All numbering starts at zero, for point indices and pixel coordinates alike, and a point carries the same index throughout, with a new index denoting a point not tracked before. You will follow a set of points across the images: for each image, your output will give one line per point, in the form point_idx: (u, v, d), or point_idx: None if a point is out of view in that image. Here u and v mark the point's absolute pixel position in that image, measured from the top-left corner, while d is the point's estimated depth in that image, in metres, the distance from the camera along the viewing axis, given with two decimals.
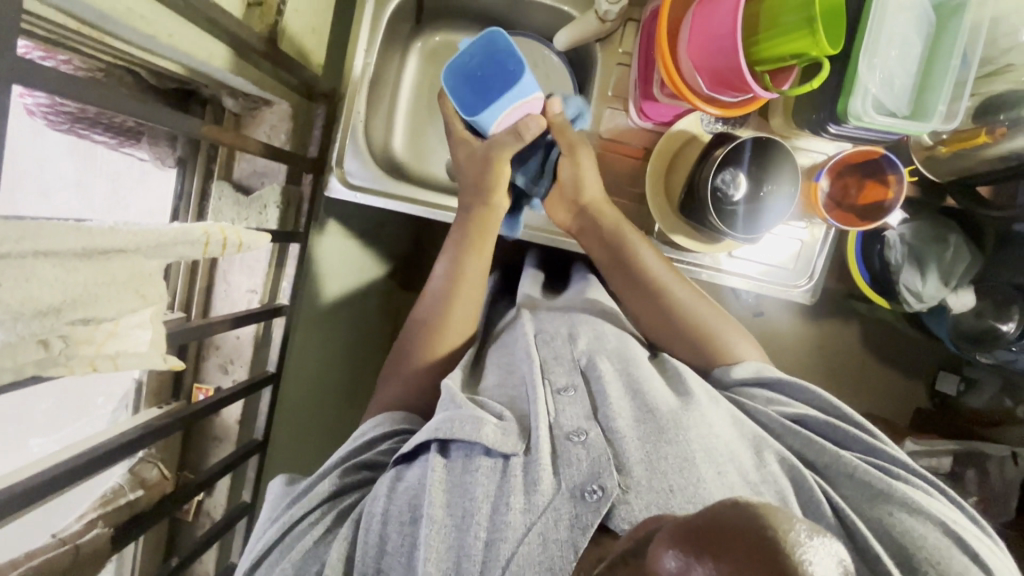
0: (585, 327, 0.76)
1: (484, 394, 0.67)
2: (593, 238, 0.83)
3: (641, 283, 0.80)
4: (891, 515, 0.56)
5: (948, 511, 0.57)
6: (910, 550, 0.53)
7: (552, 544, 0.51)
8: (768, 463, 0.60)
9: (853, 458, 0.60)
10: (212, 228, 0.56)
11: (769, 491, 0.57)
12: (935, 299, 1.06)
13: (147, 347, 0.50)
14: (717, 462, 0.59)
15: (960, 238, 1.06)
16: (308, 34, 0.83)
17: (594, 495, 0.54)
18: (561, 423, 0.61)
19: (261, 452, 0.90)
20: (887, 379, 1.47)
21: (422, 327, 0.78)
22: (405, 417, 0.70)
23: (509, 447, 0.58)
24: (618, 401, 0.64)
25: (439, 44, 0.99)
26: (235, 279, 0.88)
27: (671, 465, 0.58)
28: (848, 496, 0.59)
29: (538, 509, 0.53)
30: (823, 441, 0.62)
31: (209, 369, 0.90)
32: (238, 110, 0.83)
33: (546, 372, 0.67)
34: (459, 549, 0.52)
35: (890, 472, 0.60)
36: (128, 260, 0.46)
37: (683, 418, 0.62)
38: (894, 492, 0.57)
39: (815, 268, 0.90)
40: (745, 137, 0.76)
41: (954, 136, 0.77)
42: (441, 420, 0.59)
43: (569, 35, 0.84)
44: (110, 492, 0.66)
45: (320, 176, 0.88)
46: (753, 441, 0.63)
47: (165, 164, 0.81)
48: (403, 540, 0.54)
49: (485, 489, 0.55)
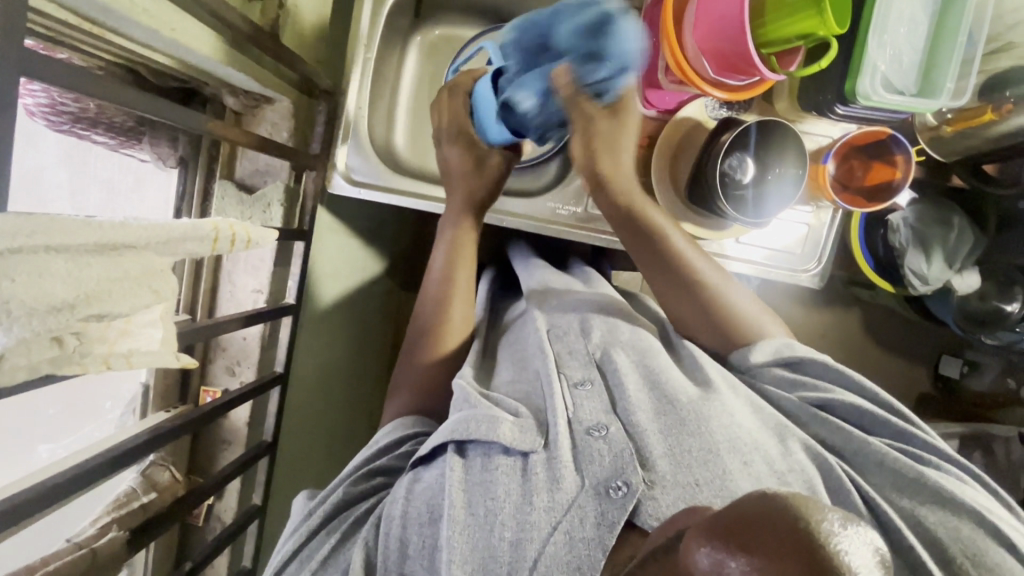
0: (597, 321, 0.75)
1: (496, 392, 0.66)
2: (622, 223, 0.79)
3: (671, 273, 0.77)
4: (925, 505, 0.56)
5: (985, 501, 0.57)
6: (943, 541, 0.53)
7: (579, 542, 0.50)
8: (794, 452, 0.60)
9: (880, 444, 0.61)
10: (221, 224, 0.55)
11: (797, 480, 0.57)
12: (940, 282, 1.07)
13: (160, 345, 0.49)
14: (741, 452, 0.58)
15: (964, 220, 1.06)
16: (306, 30, 0.82)
17: (620, 492, 0.53)
18: (580, 417, 0.61)
19: (271, 454, 0.89)
20: (891, 364, 1.48)
21: (425, 328, 0.78)
22: (417, 422, 0.70)
23: (527, 444, 0.58)
24: (636, 394, 0.64)
25: (439, 38, 0.99)
26: (240, 279, 0.87)
27: (696, 458, 0.57)
28: (878, 484, 0.59)
29: (562, 507, 0.53)
30: (849, 426, 0.63)
31: (215, 371, 0.88)
32: (238, 107, 0.82)
33: (561, 367, 0.67)
34: (484, 550, 0.50)
35: (920, 459, 0.60)
36: (138, 255, 0.45)
37: (705, 410, 0.62)
38: (925, 479, 0.57)
39: (823, 252, 0.90)
40: (750, 121, 0.75)
41: (958, 115, 0.77)
42: (458, 420, 0.59)
43: None
44: (122, 495, 0.64)
45: (323, 173, 0.88)
46: (776, 430, 0.63)
47: (166, 164, 0.80)
48: (424, 543, 0.53)
49: (506, 488, 0.55)
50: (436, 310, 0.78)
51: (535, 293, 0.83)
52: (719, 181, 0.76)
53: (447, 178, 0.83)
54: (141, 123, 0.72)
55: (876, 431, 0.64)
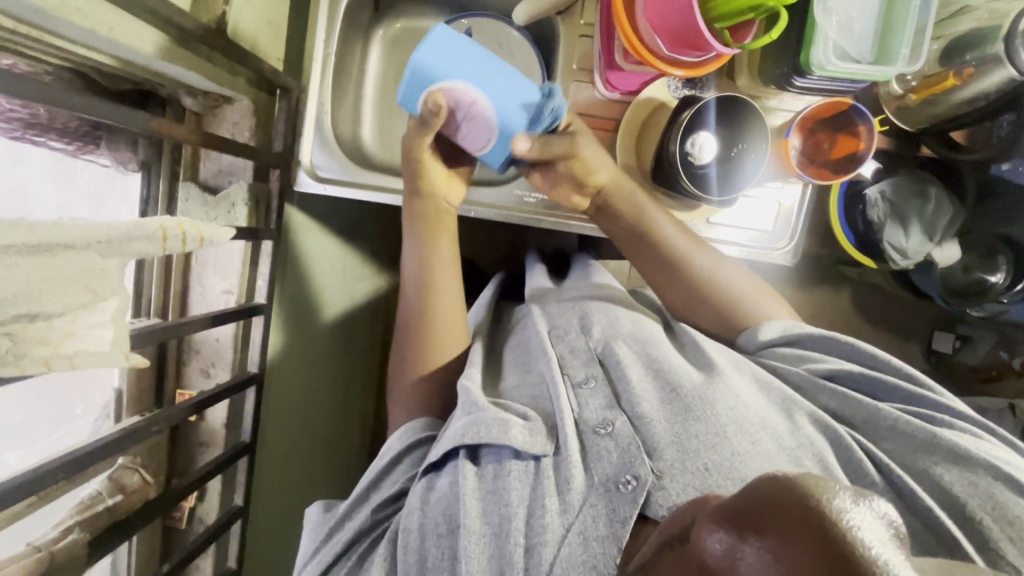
0: (598, 314, 0.74)
1: (504, 397, 0.66)
2: (615, 219, 0.81)
3: (662, 261, 0.78)
4: (939, 463, 0.55)
5: (999, 453, 0.55)
6: (963, 498, 0.52)
7: (593, 542, 0.50)
8: (802, 426, 0.59)
9: (891, 409, 0.60)
10: (168, 222, 0.55)
11: (807, 457, 0.56)
12: (920, 255, 1.05)
13: (109, 345, 0.49)
14: (749, 433, 0.57)
15: (942, 192, 1.05)
16: (261, 27, 0.81)
17: (629, 486, 0.53)
18: (585, 417, 0.60)
19: (251, 454, 0.89)
20: (882, 341, 1.48)
21: (411, 339, 0.76)
22: (425, 423, 0.70)
23: (539, 448, 0.57)
24: (641, 384, 0.63)
25: (402, 31, 0.98)
26: (210, 280, 0.87)
27: (703, 442, 0.56)
28: (892, 450, 0.58)
29: (575, 508, 0.52)
30: (860, 397, 0.61)
31: (191, 374, 0.89)
32: (199, 108, 0.82)
33: (564, 368, 0.67)
34: (500, 557, 0.50)
35: (934, 419, 0.58)
36: (75, 255, 0.45)
37: (711, 394, 0.61)
38: (940, 440, 0.56)
39: (795, 229, 0.89)
40: (706, 99, 0.74)
41: (924, 83, 0.76)
42: (465, 426, 0.59)
43: (528, 9, 0.82)
44: (88, 498, 0.66)
45: (288, 171, 0.87)
46: (782, 405, 0.62)
47: (128, 169, 0.80)
48: (442, 555, 0.53)
49: (519, 494, 0.54)
50: (420, 315, 0.76)
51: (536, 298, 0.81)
52: (681, 162, 0.75)
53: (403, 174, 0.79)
54: (96, 127, 0.72)
55: (884, 397, 0.62)
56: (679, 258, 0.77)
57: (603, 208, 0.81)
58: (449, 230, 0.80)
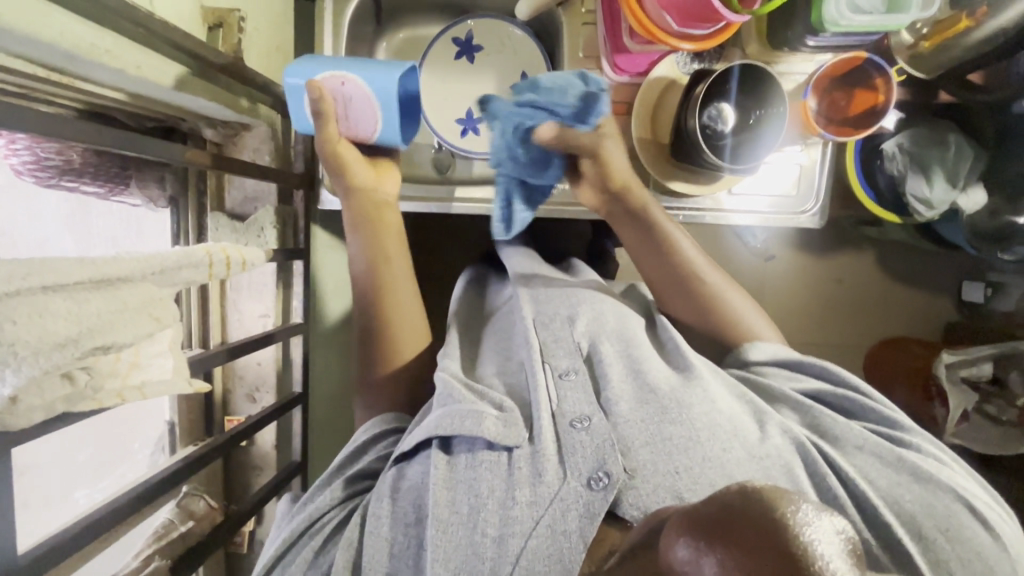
0: (585, 307, 0.72)
1: (480, 384, 0.66)
2: (627, 225, 0.80)
3: (651, 249, 0.78)
4: (901, 483, 0.56)
5: (959, 478, 0.58)
6: (919, 518, 0.53)
7: (560, 536, 0.50)
8: (771, 435, 0.60)
9: (859, 427, 0.62)
10: (213, 249, 0.57)
11: (774, 463, 0.57)
12: (945, 203, 1.04)
13: (171, 373, 0.50)
14: (721, 440, 0.59)
15: (960, 138, 1.04)
16: (272, 53, 0.83)
17: (601, 483, 0.53)
18: (564, 409, 0.60)
19: (303, 472, 0.91)
20: (906, 295, 1.49)
21: (369, 342, 0.75)
22: (395, 417, 0.71)
23: (512, 439, 0.57)
24: (621, 385, 0.64)
25: (405, 41, 1.00)
26: (246, 306, 0.88)
27: (677, 445, 0.58)
28: (857, 463, 0.59)
29: (544, 501, 0.53)
30: (836, 415, 0.63)
31: (237, 400, 0.90)
32: (219, 138, 0.84)
33: (547, 356, 0.65)
34: (468, 548, 0.51)
35: (899, 439, 0.61)
36: (135, 287, 0.46)
37: (688, 399, 0.62)
38: (904, 461, 0.58)
39: (818, 189, 0.89)
40: (733, 64, 0.74)
41: (934, 29, 0.76)
42: (441, 417, 0.59)
43: (529, 4, 0.83)
44: (162, 528, 0.68)
45: (311, 192, 0.89)
46: (755, 414, 0.63)
47: (158, 206, 0.81)
48: (409, 543, 0.54)
49: (491, 485, 0.55)
50: (376, 314, 0.76)
51: (520, 279, 0.79)
52: (701, 136, 0.75)
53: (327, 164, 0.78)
54: (125, 166, 0.74)
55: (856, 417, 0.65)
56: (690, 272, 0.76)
57: (618, 215, 0.80)
58: (390, 223, 0.79)
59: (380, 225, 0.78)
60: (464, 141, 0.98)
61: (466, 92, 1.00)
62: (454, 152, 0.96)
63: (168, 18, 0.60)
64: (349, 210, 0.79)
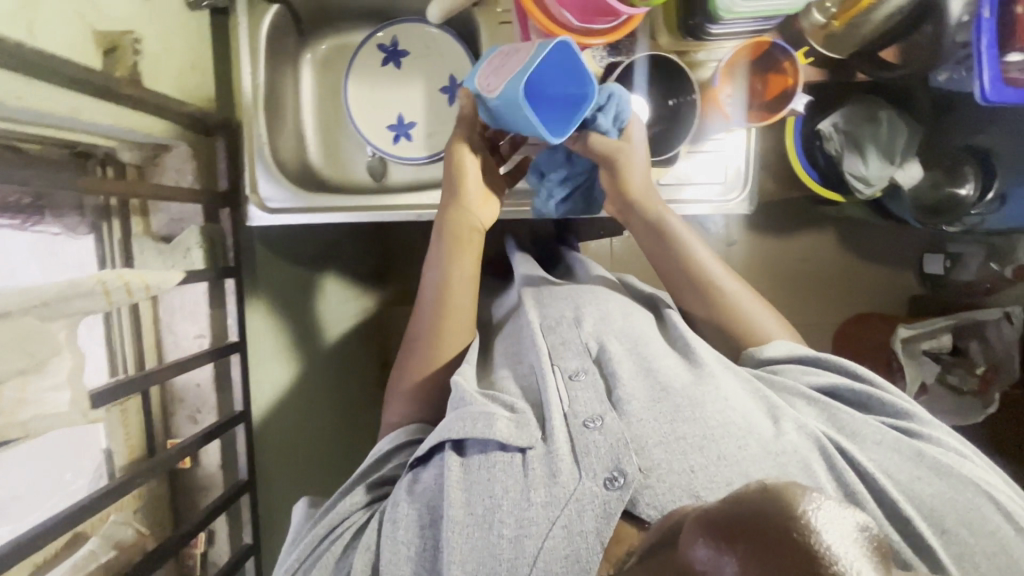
0: (590, 309, 0.73)
1: (495, 389, 0.66)
2: (648, 230, 0.79)
3: (667, 252, 0.78)
4: (920, 478, 0.55)
5: (982, 473, 0.56)
6: (941, 513, 0.52)
7: (577, 537, 0.50)
8: (786, 431, 0.58)
9: (876, 423, 0.61)
10: (107, 275, 0.58)
11: (792, 461, 0.55)
12: (883, 180, 1.04)
13: (68, 405, 0.51)
14: (736, 437, 0.57)
15: (893, 113, 1.04)
16: (187, 71, 0.83)
17: (616, 483, 0.53)
18: (576, 410, 0.60)
19: (252, 489, 0.91)
20: (866, 272, 1.49)
21: (418, 343, 0.77)
22: (417, 428, 0.71)
23: (525, 441, 0.58)
24: (632, 383, 0.62)
25: (331, 50, 1.00)
26: (181, 327, 0.88)
27: (691, 444, 0.56)
28: (876, 459, 0.57)
29: (561, 501, 0.52)
30: (852, 412, 0.62)
31: (179, 422, 0.90)
32: (138, 161, 0.82)
33: (556, 359, 0.66)
34: (484, 549, 0.50)
35: (913, 432, 0.60)
36: (11, 322, 0.47)
37: (700, 396, 0.61)
38: (923, 455, 0.56)
39: (747, 176, 0.88)
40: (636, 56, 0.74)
41: (842, 8, 0.74)
42: (452, 419, 0.60)
43: (439, 7, 0.82)
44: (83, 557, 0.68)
45: (237, 209, 0.88)
46: (769, 411, 0.61)
47: (78, 233, 0.79)
48: (425, 545, 0.54)
49: (506, 486, 0.54)
50: (430, 323, 0.77)
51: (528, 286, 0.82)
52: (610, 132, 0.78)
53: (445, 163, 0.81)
54: (37, 197, 0.73)
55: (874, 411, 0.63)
56: (709, 290, 0.76)
57: (634, 220, 0.79)
58: (473, 247, 0.79)
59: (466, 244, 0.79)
60: (396, 148, 0.98)
61: (396, 98, 0.99)
62: (386, 159, 0.97)
63: (52, 49, 0.60)
64: (441, 218, 0.80)
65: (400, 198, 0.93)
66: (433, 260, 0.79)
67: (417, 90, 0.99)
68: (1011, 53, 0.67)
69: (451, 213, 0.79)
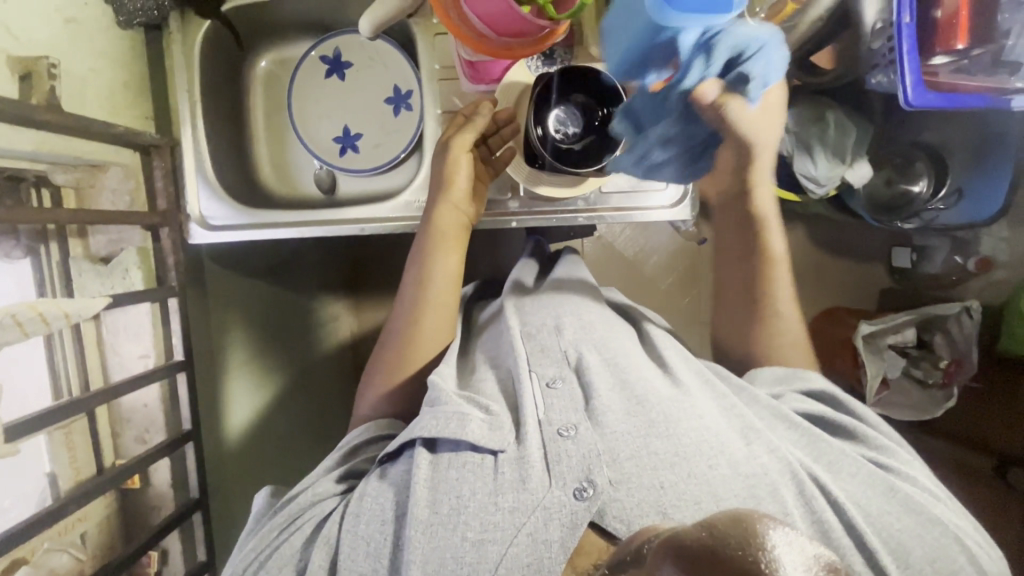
0: (569, 316, 0.71)
1: (471, 391, 0.64)
2: (732, 220, 0.80)
3: (744, 245, 0.78)
4: (889, 513, 0.54)
5: (952, 516, 0.56)
6: (906, 546, 0.52)
7: (541, 545, 0.50)
8: (759, 455, 0.56)
9: (852, 453, 0.60)
10: (22, 308, 0.61)
11: (764, 489, 0.53)
12: (834, 179, 1.04)
13: None
14: (707, 456, 0.55)
15: (841, 114, 1.04)
16: (121, 89, 0.82)
17: (585, 493, 0.52)
18: (550, 418, 0.58)
19: (203, 508, 0.91)
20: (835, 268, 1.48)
21: (393, 344, 0.75)
22: (388, 422, 0.70)
23: (497, 443, 0.56)
24: (608, 393, 0.61)
25: (274, 63, 1.01)
26: (124, 347, 0.87)
27: (662, 461, 0.55)
28: (849, 490, 0.56)
29: (527, 508, 0.52)
30: (829, 439, 0.61)
31: (127, 442, 0.90)
32: (73, 183, 0.80)
33: (533, 365, 0.64)
34: (447, 549, 0.50)
35: (884, 465, 0.60)
36: None
37: (673, 411, 0.59)
38: (895, 491, 0.56)
39: (686, 190, 0.87)
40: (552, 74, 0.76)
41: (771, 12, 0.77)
42: (426, 417, 0.58)
43: (371, 20, 0.81)
44: None
45: (178, 227, 0.87)
46: (742, 431, 0.59)
47: (13, 257, 0.74)
48: (384, 541, 0.53)
49: (474, 488, 0.54)
50: (406, 324, 0.76)
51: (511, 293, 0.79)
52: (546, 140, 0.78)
53: (441, 149, 0.81)
54: None
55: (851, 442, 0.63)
56: (765, 316, 0.77)
57: (730, 207, 0.79)
58: (457, 246, 0.79)
59: (451, 243, 0.79)
60: (343, 161, 0.99)
61: (342, 109, 0.99)
62: (333, 172, 0.97)
63: None
64: (428, 211, 0.80)
65: (346, 214, 0.91)
66: (413, 254, 0.79)
67: (362, 100, 0.99)
68: (934, 57, 0.80)
69: (437, 208, 0.79)
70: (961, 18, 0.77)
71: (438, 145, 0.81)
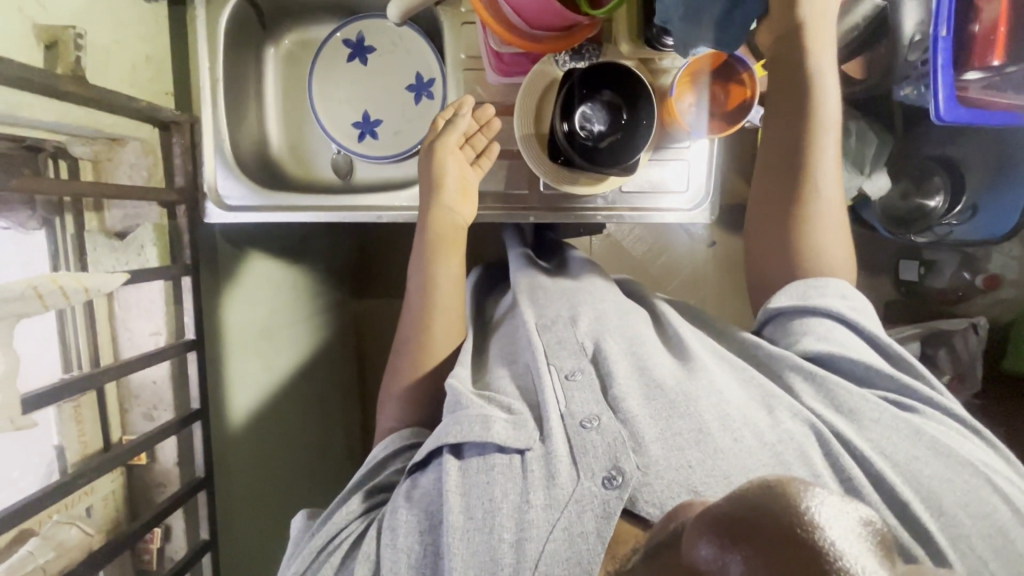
0: (586, 309, 0.71)
1: (491, 390, 0.64)
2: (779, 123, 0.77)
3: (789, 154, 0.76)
4: (917, 459, 0.54)
5: (984, 457, 0.55)
6: (939, 493, 0.51)
7: (578, 538, 0.49)
8: (783, 421, 0.56)
9: (875, 399, 0.59)
10: (40, 280, 0.60)
11: (788, 451, 0.54)
12: (851, 190, 1.03)
13: None
14: (731, 429, 0.56)
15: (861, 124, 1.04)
16: (145, 63, 0.81)
17: (615, 482, 0.52)
18: (572, 410, 0.59)
19: (209, 487, 0.91)
20: None
21: (413, 335, 0.76)
22: (412, 431, 0.69)
23: (522, 442, 0.56)
24: (626, 380, 0.61)
25: (295, 44, 1.00)
26: (136, 324, 0.86)
27: (686, 440, 0.55)
28: (872, 438, 0.56)
29: (560, 503, 0.52)
30: (848, 386, 0.60)
31: (134, 418, 0.90)
32: (91, 156, 0.79)
33: (552, 359, 0.64)
34: (486, 552, 0.50)
35: (904, 405, 0.59)
36: None
37: (693, 391, 0.59)
38: (922, 435, 0.55)
39: (708, 187, 0.87)
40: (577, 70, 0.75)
41: None
42: (450, 424, 0.59)
43: (398, 7, 0.80)
44: (18, 560, 0.68)
45: (194, 206, 0.87)
46: (762, 400, 0.59)
47: (29, 228, 0.74)
48: (426, 551, 0.53)
49: (504, 488, 0.54)
50: (424, 315, 0.76)
51: (529, 282, 0.79)
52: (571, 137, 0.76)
53: (429, 153, 0.81)
54: None
55: (875, 381, 0.61)
56: (799, 227, 0.70)
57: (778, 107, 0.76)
58: (457, 245, 0.80)
59: (448, 245, 0.79)
60: (361, 146, 0.98)
61: (361, 94, 0.98)
62: (351, 157, 0.96)
63: None
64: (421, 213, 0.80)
65: (364, 201, 0.90)
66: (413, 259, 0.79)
67: (382, 86, 0.98)
68: (966, 72, 0.80)
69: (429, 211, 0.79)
70: (999, 33, 0.77)
71: (425, 150, 0.82)
